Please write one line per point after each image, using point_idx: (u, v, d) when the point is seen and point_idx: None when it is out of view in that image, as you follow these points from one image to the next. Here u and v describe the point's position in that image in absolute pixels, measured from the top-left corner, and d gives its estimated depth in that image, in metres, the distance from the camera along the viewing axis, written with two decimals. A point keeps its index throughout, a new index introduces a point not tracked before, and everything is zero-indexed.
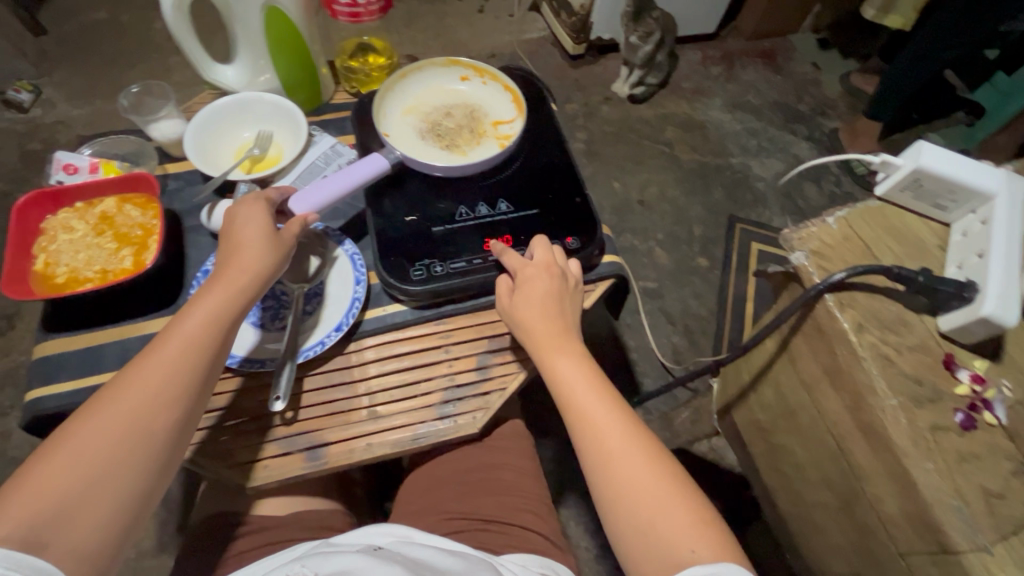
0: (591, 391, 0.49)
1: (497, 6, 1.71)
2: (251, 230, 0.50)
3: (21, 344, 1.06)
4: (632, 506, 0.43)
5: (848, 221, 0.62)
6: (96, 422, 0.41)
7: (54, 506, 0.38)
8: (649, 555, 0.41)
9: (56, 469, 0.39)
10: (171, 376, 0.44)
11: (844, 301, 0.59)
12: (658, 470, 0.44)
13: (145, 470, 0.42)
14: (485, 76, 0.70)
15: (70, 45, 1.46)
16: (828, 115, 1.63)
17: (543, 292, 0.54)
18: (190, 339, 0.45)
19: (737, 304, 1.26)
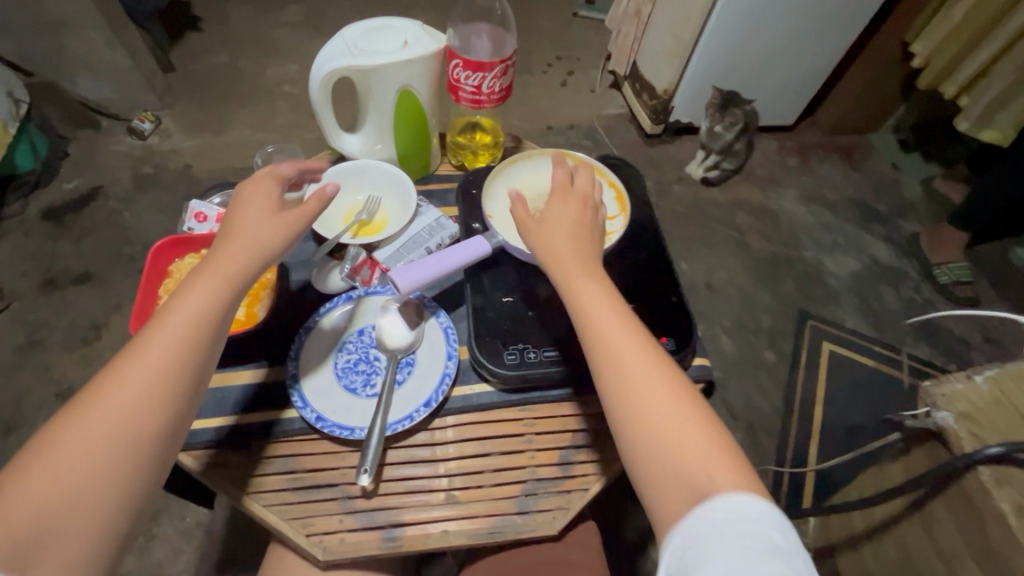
0: (611, 316, 0.46)
1: (580, 81, 1.79)
2: (249, 219, 0.50)
3: (104, 355, 1.12)
4: (653, 439, 0.42)
5: (998, 381, 0.62)
6: (78, 430, 0.40)
7: (37, 522, 0.37)
8: (676, 495, 0.39)
9: (36, 484, 0.38)
10: (159, 376, 0.43)
11: (1000, 478, 0.58)
12: (684, 404, 0.42)
13: (136, 474, 0.41)
14: (591, 170, 0.72)
15: (191, 83, 1.61)
16: (907, 217, 1.59)
17: (571, 217, 0.53)
18: (175, 337, 0.44)
19: (804, 407, 1.20)
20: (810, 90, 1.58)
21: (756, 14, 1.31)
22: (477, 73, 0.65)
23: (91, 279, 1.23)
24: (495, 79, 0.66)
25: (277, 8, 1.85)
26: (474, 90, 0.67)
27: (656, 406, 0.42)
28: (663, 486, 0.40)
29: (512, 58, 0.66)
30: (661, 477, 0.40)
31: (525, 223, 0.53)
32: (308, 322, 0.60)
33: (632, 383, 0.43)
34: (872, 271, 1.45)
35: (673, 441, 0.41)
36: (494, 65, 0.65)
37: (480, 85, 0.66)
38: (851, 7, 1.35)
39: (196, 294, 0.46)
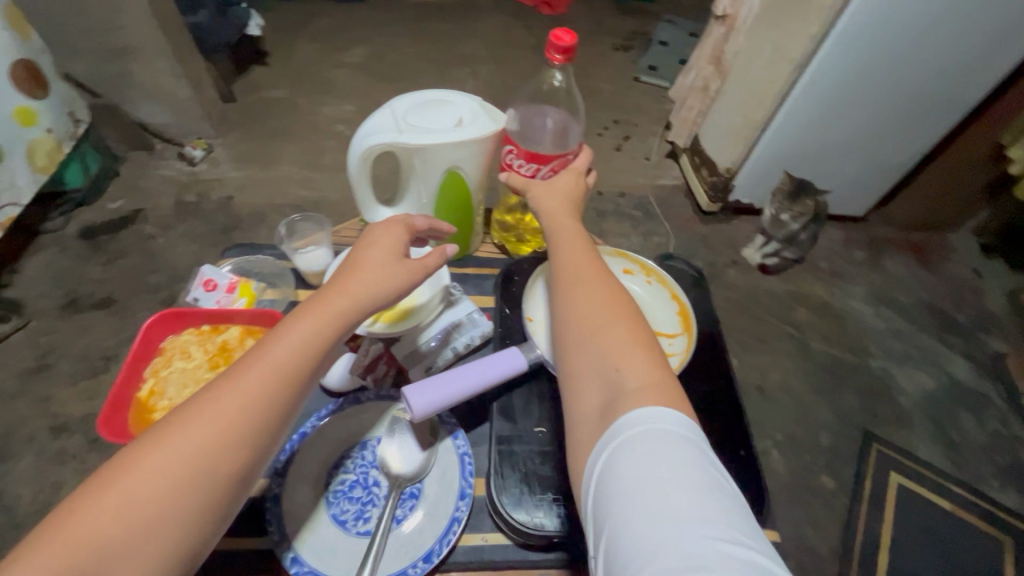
0: (578, 249, 0.52)
1: (635, 147, 1.73)
2: (373, 258, 0.48)
3: (108, 390, 1.07)
4: (582, 351, 0.44)
5: None
6: (158, 452, 0.37)
7: (94, 554, 0.33)
8: (592, 386, 0.41)
9: (105, 509, 0.34)
10: (250, 405, 0.40)
11: None
12: (627, 328, 0.44)
13: (202, 519, 0.37)
14: (651, 275, 0.63)
15: (248, 115, 1.63)
16: (991, 332, 1.42)
17: (569, 183, 0.59)
18: (278, 367, 0.42)
19: (867, 549, 1.03)
20: (886, 183, 1.46)
21: (835, 103, 1.22)
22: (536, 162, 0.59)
23: (114, 306, 1.20)
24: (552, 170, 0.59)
25: (342, 48, 1.88)
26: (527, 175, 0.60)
27: (593, 315, 0.45)
28: (587, 388, 0.42)
29: (577, 150, 0.61)
30: (589, 385, 0.42)
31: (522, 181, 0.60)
32: (305, 425, 0.52)
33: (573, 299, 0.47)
34: (948, 391, 1.29)
35: (602, 349, 0.43)
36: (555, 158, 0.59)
37: (536, 173, 0.60)
38: (942, 104, 1.24)
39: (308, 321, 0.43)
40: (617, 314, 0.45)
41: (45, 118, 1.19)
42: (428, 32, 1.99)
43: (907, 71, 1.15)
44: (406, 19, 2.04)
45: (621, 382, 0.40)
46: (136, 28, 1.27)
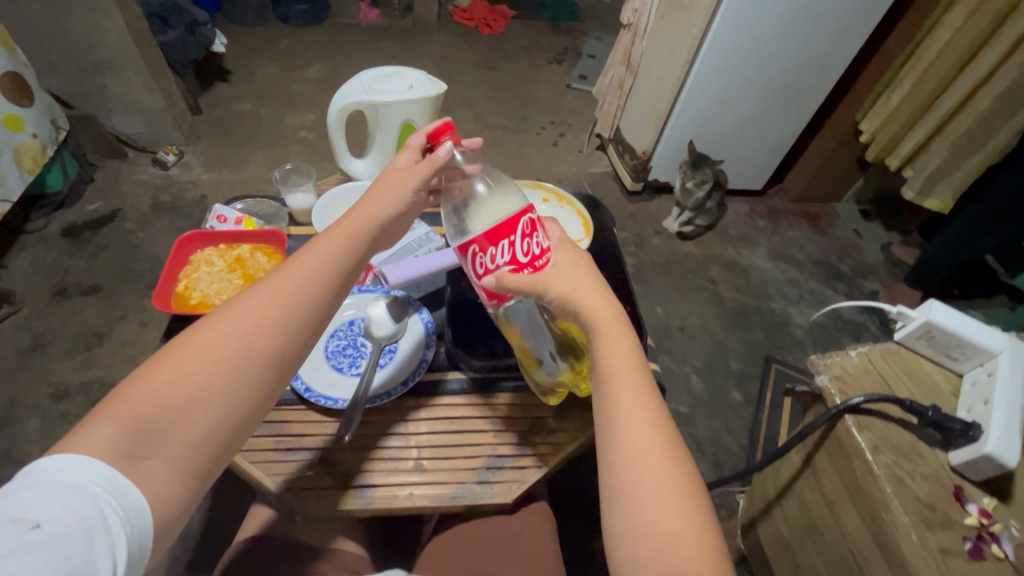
0: (635, 426, 0.45)
1: (570, 143, 1.97)
2: (376, 202, 0.58)
3: (104, 361, 1.20)
4: (647, 510, 0.42)
5: (869, 357, 0.61)
6: (200, 343, 0.45)
7: (158, 414, 0.41)
8: None
9: (158, 383, 0.42)
10: (276, 311, 0.48)
11: (862, 423, 0.56)
12: (687, 501, 0.42)
13: (242, 398, 0.45)
14: (562, 201, 0.84)
15: (215, 125, 1.78)
16: (869, 277, 1.70)
17: (571, 261, 0.53)
18: (298, 285, 0.50)
19: (769, 444, 1.25)
20: (776, 159, 1.74)
21: (721, 90, 1.49)
22: (502, 241, 0.50)
23: (102, 291, 1.32)
24: (528, 238, 0.51)
25: (300, 67, 2.06)
26: (511, 262, 0.50)
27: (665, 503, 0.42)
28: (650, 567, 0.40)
29: (527, 207, 0.52)
30: (654, 562, 0.40)
31: (524, 280, 0.49)
32: None
33: (632, 454, 0.44)
34: (833, 323, 1.54)
35: (662, 531, 0.41)
36: (516, 221, 0.50)
37: (515, 254, 0.50)
38: (808, 89, 1.53)
39: (324, 247, 0.52)
40: (679, 483, 0.43)
41: (31, 124, 1.31)
42: (379, 51, 2.20)
43: (776, 60, 1.43)
44: (358, 40, 2.24)
45: None
46: (114, 45, 1.42)
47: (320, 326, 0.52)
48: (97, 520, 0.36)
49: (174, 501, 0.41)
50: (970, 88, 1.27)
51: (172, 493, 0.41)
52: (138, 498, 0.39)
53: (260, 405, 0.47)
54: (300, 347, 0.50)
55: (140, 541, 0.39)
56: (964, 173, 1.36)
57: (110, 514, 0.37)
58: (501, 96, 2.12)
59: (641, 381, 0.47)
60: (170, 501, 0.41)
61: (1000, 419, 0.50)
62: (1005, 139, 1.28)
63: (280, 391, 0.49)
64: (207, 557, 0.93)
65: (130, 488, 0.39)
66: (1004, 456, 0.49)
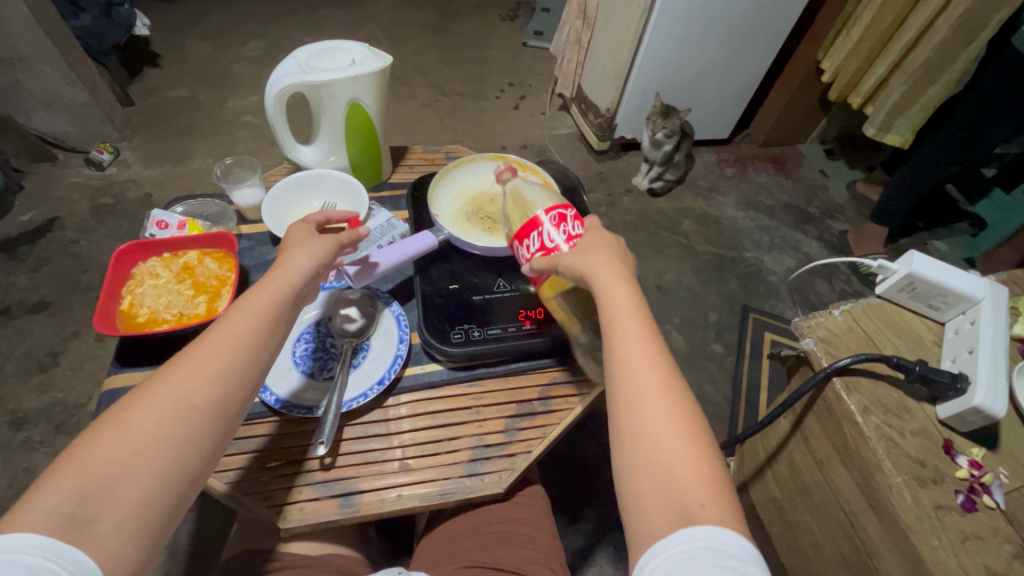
0: (640, 358, 0.43)
1: (531, 104, 1.90)
2: (305, 255, 0.52)
3: (62, 381, 1.13)
4: (647, 442, 0.40)
5: (852, 314, 0.62)
6: (142, 398, 0.40)
7: (100, 480, 0.36)
8: (657, 497, 0.38)
9: (100, 445, 0.37)
10: (224, 358, 0.43)
11: (850, 384, 0.57)
12: (688, 433, 0.40)
13: (192, 452, 0.40)
14: (526, 170, 0.80)
15: (150, 116, 1.65)
16: (837, 217, 1.71)
17: (603, 242, 0.52)
18: (246, 330, 0.45)
19: (751, 392, 1.28)
20: (740, 105, 1.72)
21: (681, 38, 1.43)
22: (533, 233, 0.53)
23: (50, 307, 1.24)
24: (555, 227, 0.52)
25: (235, 44, 1.92)
26: (540, 250, 0.53)
27: (660, 423, 0.40)
28: (654, 503, 0.37)
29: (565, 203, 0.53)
30: (655, 495, 0.38)
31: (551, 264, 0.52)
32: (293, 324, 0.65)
33: (629, 374, 0.42)
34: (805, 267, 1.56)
35: (662, 460, 0.39)
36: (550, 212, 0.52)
37: (543, 241, 0.52)
38: (768, 29, 1.49)
39: (265, 289, 0.48)
40: (680, 422, 0.40)
41: None
42: (320, 20, 2.05)
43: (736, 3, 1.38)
44: (295, 10, 2.08)
45: (688, 505, 0.36)
46: (23, 37, 1.28)
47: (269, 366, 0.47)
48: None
49: (130, 563, 0.35)
50: (926, 22, 1.25)
51: (126, 558, 0.35)
52: (88, 564, 0.33)
53: (214, 460, 0.42)
54: (252, 388, 0.45)
55: None
56: (922, 106, 1.37)
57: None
58: (454, 60, 2.02)
59: (643, 320, 0.45)
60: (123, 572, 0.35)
61: (986, 370, 0.51)
62: (961, 69, 1.28)
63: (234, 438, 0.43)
64: (201, 568, 0.91)
65: (77, 552, 0.33)
66: (993, 408, 0.49)
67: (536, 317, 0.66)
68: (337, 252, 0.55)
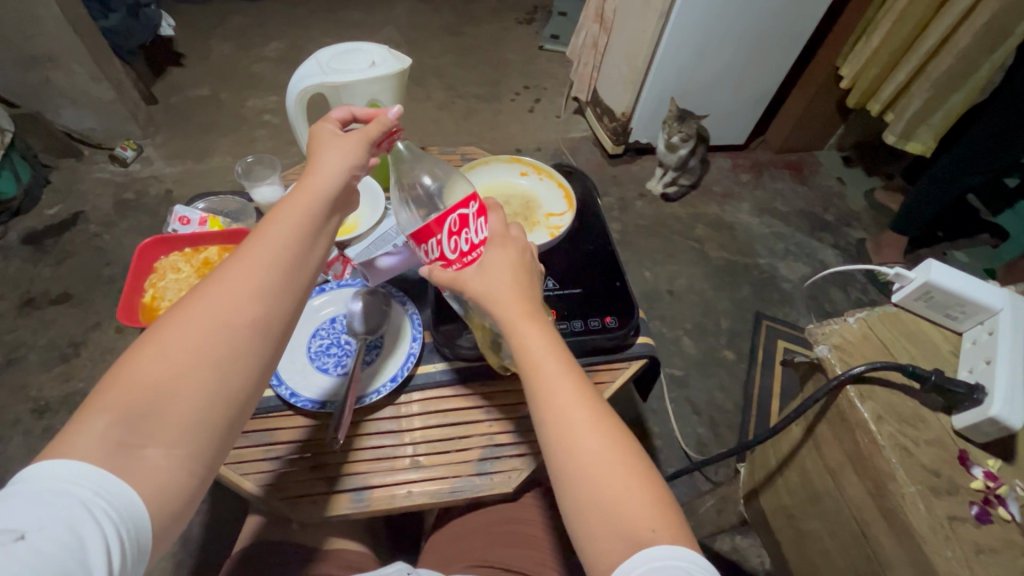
0: (567, 393, 0.43)
1: (546, 107, 1.91)
2: (334, 165, 0.51)
3: (83, 371, 1.16)
4: (590, 477, 0.41)
5: (867, 322, 0.61)
6: (180, 321, 0.40)
7: (146, 400, 0.37)
8: (606, 531, 0.39)
9: (142, 367, 0.37)
10: (257, 278, 0.43)
11: (864, 391, 0.56)
12: (626, 460, 0.41)
13: (235, 373, 0.40)
14: (541, 173, 0.81)
15: (173, 114, 1.68)
16: (853, 225, 1.69)
17: (495, 258, 0.49)
18: (277, 250, 0.44)
19: (763, 400, 1.27)
20: (757, 111, 1.71)
21: (699, 42, 1.43)
22: (432, 239, 0.52)
23: (72, 299, 1.27)
24: (456, 234, 0.51)
25: (256, 45, 1.95)
26: (441, 258, 0.52)
27: (598, 458, 0.41)
28: (607, 537, 0.39)
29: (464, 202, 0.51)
30: (606, 528, 0.39)
31: (446, 274, 0.50)
32: (311, 321, 0.66)
33: (558, 415, 0.43)
34: (820, 275, 1.55)
35: (610, 497, 0.40)
36: (446, 217, 0.51)
37: (443, 250, 0.52)
38: (788, 34, 1.48)
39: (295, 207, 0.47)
40: (618, 454, 0.41)
41: None
42: (339, 22, 2.08)
43: (754, 8, 1.38)
44: (315, 11, 2.11)
45: (637, 531, 0.38)
46: (53, 36, 1.32)
47: (306, 286, 0.46)
48: (87, 529, 0.32)
49: (182, 484, 0.37)
50: (949, 28, 1.24)
51: (178, 480, 0.37)
52: (133, 495, 0.34)
53: (261, 379, 0.42)
54: (290, 309, 0.44)
55: (138, 539, 0.34)
56: (944, 114, 1.35)
57: (102, 518, 0.33)
58: (471, 62, 2.03)
59: (563, 355, 0.45)
60: (176, 492, 0.37)
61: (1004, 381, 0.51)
62: (986, 76, 1.26)
63: (276, 358, 0.44)
64: (213, 558, 0.93)
65: (122, 483, 0.34)
66: (1009, 419, 0.49)
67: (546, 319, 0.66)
68: (367, 151, 0.54)
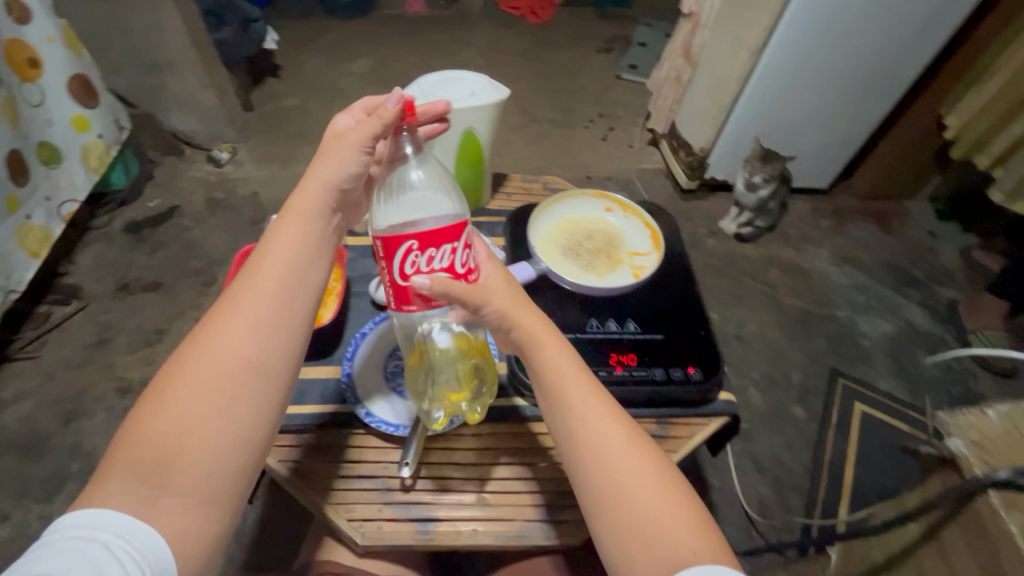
0: (590, 413, 0.46)
1: (620, 136, 1.89)
2: (316, 195, 0.53)
3: (164, 357, 1.23)
4: (626, 495, 0.42)
5: (1009, 416, 0.63)
6: (183, 376, 0.43)
7: (156, 455, 0.40)
8: (647, 549, 0.41)
9: (152, 424, 0.41)
10: (250, 328, 0.46)
11: (1011, 500, 0.59)
12: (662, 478, 0.43)
13: (242, 413, 0.43)
14: (627, 211, 0.79)
15: (266, 121, 1.79)
16: (945, 284, 1.57)
17: (497, 276, 0.52)
18: (270, 296, 0.47)
19: (835, 466, 1.19)
20: (846, 155, 1.62)
21: (792, 82, 1.38)
22: (445, 246, 0.48)
23: (161, 288, 1.36)
24: (466, 249, 0.50)
25: (346, 60, 2.05)
26: (448, 268, 0.48)
27: (636, 476, 0.43)
28: (647, 553, 0.41)
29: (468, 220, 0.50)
30: (646, 547, 0.41)
31: (462, 290, 0.46)
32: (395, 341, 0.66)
33: (592, 433, 0.45)
34: (907, 335, 1.43)
35: (644, 512, 0.42)
36: (462, 229, 0.48)
37: (453, 261, 0.48)
38: (889, 78, 1.41)
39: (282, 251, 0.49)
40: (650, 468, 0.44)
41: (97, 124, 1.33)
42: (424, 42, 2.16)
43: (852, 51, 1.32)
44: (403, 31, 2.21)
45: (681, 550, 0.40)
46: (173, 45, 1.44)
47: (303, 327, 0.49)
48: (110, 568, 0.35)
49: (200, 528, 0.40)
50: None
51: (196, 521, 0.40)
52: (156, 541, 0.38)
53: (272, 413, 0.45)
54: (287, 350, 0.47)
55: None
56: None
57: (128, 561, 0.36)
58: (547, 88, 2.05)
59: (586, 373, 0.48)
60: (200, 528, 0.40)
61: None
62: None
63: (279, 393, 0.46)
64: (263, 557, 0.95)
65: (144, 530, 0.38)
66: None
67: (627, 364, 0.64)
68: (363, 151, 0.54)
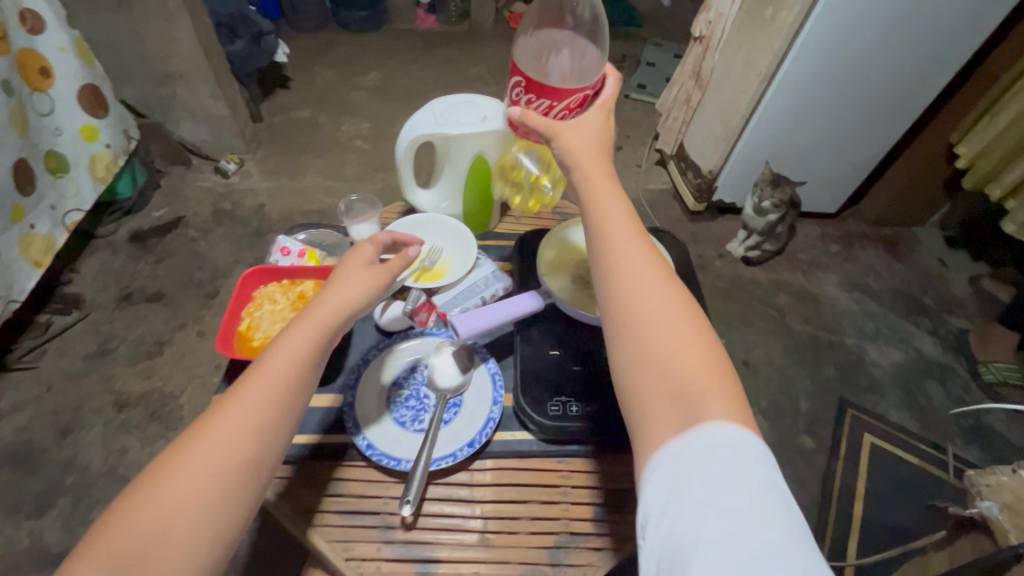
0: (629, 251, 0.47)
1: (628, 155, 1.89)
2: (341, 293, 0.52)
3: (163, 370, 1.22)
4: (650, 330, 0.43)
5: None
6: (182, 461, 0.42)
7: (132, 548, 0.38)
8: (658, 380, 0.41)
9: (136, 513, 0.39)
10: (253, 417, 0.44)
11: None
12: (692, 330, 0.43)
13: (223, 512, 0.41)
14: None
15: (274, 133, 1.79)
16: (956, 313, 1.55)
17: (595, 129, 0.58)
18: (276, 385, 0.46)
19: (843, 499, 1.16)
20: (856, 180, 1.61)
21: (802, 107, 1.38)
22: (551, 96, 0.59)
23: (163, 299, 1.34)
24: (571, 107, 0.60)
25: (357, 73, 2.06)
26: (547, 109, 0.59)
27: (664, 321, 0.43)
28: (659, 385, 0.41)
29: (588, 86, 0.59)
30: (657, 379, 0.41)
31: (546, 124, 0.58)
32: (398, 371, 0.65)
33: (624, 277, 0.46)
34: (917, 365, 1.41)
35: (662, 349, 0.42)
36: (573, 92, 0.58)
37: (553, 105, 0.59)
38: (899, 106, 1.40)
39: (296, 341, 0.48)
40: (681, 315, 0.44)
41: (105, 134, 1.33)
42: (434, 56, 2.17)
43: (863, 78, 1.32)
44: (414, 46, 2.22)
45: (690, 391, 0.40)
46: (185, 56, 1.44)
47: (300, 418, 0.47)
48: None
49: None
50: None
51: None
52: None
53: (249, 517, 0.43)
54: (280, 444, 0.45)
55: None
56: None
57: None
58: None
59: (632, 226, 0.49)
60: None
61: None
62: None
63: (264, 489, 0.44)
64: None
65: None
66: None
67: None
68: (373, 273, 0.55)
